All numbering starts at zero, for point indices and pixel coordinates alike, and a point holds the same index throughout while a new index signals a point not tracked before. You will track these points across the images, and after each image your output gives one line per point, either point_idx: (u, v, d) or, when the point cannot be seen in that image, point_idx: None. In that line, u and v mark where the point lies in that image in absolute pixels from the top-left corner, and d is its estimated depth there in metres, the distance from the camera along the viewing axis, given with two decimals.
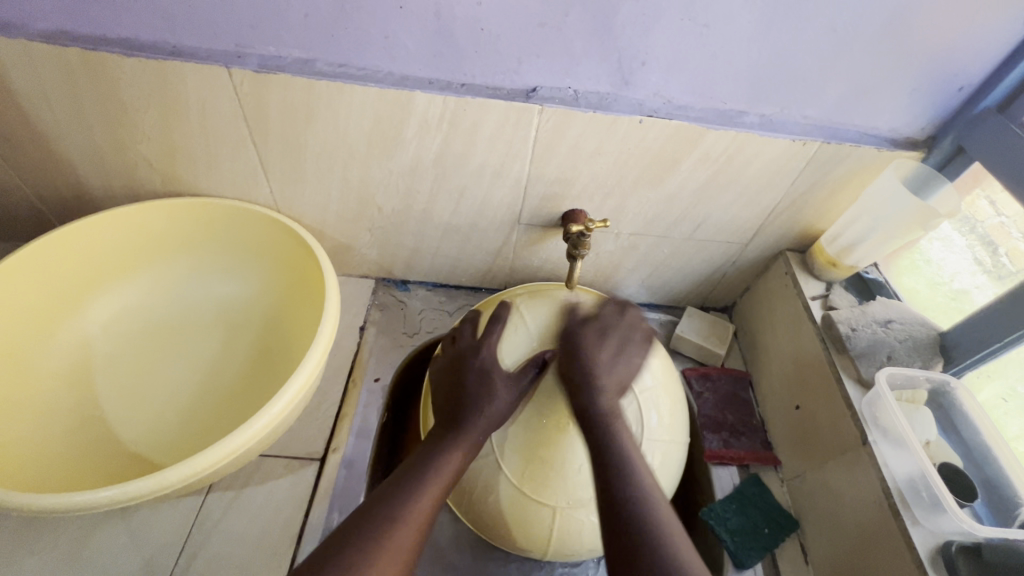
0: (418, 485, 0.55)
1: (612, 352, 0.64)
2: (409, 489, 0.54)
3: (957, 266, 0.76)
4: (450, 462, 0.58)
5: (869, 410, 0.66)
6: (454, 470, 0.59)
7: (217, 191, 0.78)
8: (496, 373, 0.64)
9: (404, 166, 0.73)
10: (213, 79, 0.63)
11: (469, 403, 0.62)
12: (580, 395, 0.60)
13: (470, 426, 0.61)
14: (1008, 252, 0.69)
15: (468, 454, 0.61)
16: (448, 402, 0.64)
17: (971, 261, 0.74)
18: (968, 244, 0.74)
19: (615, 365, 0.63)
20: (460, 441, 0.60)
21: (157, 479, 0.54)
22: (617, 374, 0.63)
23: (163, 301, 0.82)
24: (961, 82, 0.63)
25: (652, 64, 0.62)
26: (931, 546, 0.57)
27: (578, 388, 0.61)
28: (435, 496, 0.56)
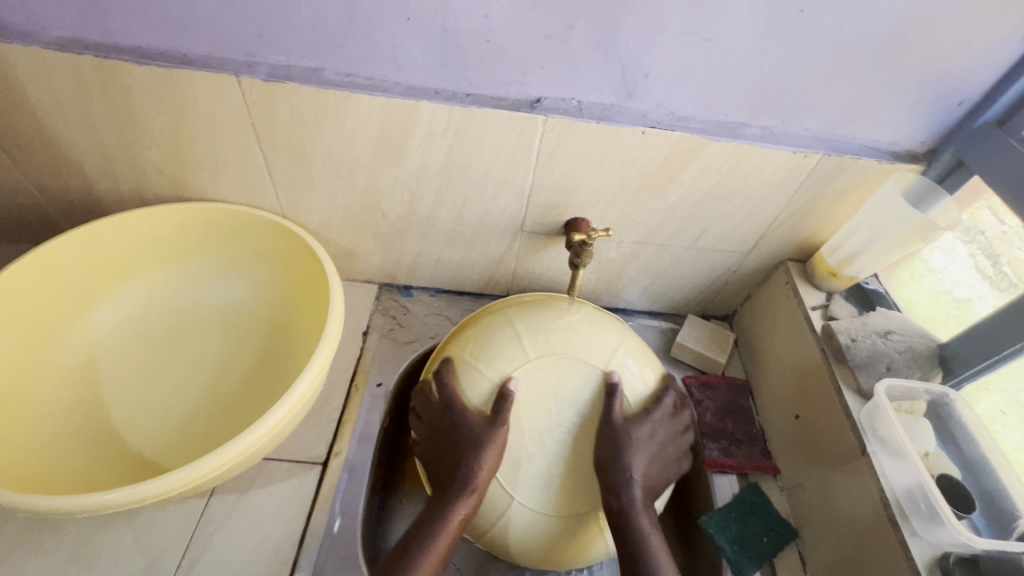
0: (418, 558, 0.60)
1: (649, 443, 0.66)
2: (410, 566, 0.59)
3: (958, 276, 0.76)
4: (449, 527, 0.61)
5: (869, 420, 0.67)
6: (455, 532, 0.62)
7: (224, 196, 0.79)
8: (468, 421, 0.64)
9: (409, 173, 0.74)
10: (222, 86, 0.64)
11: (455, 461, 0.63)
12: (614, 480, 0.63)
13: (462, 488, 0.62)
14: (1009, 262, 0.69)
15: (469, 511, 0.63)
16: (443, 451, 0.65)
17: (973, 270, 0.74)
18: (969, 253, 0.75)
19: (649, 458, 0.66)
20: (455, 503, 0.62)
21: (163, 481, 0.55)
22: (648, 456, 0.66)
23: (168, 305, 0.83)
24: (960, 96, 0.64)
25: (655, 76, 0.63)
26: (929, 557, 0.57)
27: (615, 481, 0.63)
28: (437, 559, 0.61)
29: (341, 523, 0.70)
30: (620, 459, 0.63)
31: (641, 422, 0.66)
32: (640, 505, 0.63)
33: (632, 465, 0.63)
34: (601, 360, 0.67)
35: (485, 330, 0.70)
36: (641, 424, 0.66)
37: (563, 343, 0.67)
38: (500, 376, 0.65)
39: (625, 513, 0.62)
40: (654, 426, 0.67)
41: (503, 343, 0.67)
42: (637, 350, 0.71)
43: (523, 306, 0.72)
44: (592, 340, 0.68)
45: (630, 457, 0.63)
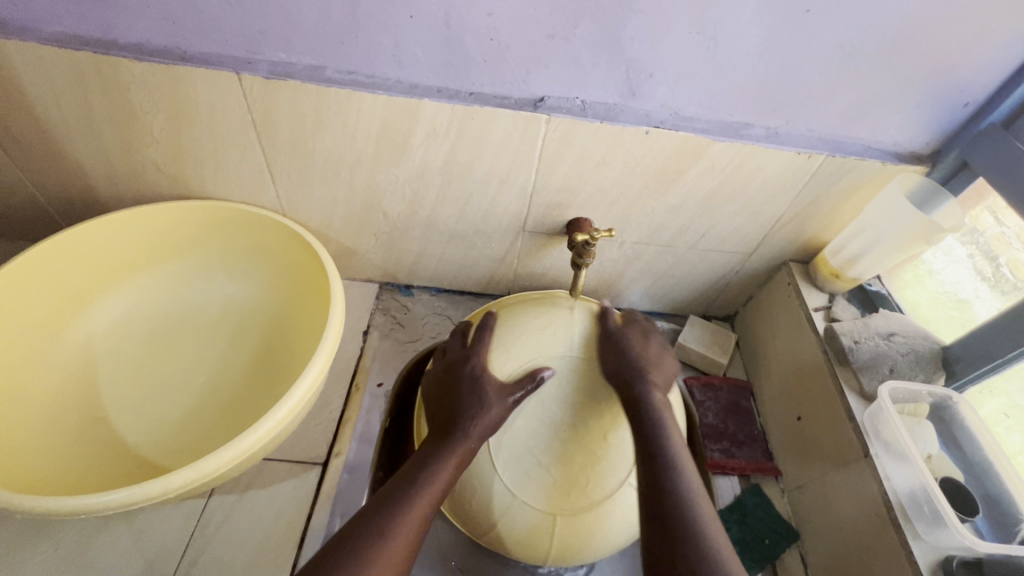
0: (409, 499, 0.57)
1: (654, 346, 0.69)
2: (400, 505, 0.56)
3: (958, 275, 0.77)
4: (441, 473, 0.59)
5: (872, 423, 0.66)
6: (447, 480, 0.59)
7: (224, 194, 0.78)
8: (487, 382, 0.65)
9: (410, 172, 0.73)
10: (223, 83, 0.64)
11: (460, 412, 0.63)
12: (626, 371, 0.65)
13: (461, 438, 0.61)
14: (1007, 262, 0.70)
15: (462, 463, 0.61)
16: (443, 406, 0.65)
17: (972, 270, 0.75)
18: (969, 254, 0.76)
19: (658, 361, 0.68)
20: (450, 452, 0.60)
21: (163, 482, 0.55)
22: (657, 369, 0.67)
23: (168, 303, 0.83)
24: (965, 98, 0.64)
25: (660, 76, 0.63)
26: (932, 561, 0.57)
27: (628, 378, 0.65)
28: (427, 505, 0.57)
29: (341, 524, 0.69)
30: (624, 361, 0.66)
31: (631, 330, 0.70)
32: (663, 406, 0.63)
33: (638, 362, 0.66)
34: None
35: (518, 315, 0.71)
36: (635, 334, 0.69)
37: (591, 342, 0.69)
38: (530, 362, 0.67)
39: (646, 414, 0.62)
40: (645, 329, 0.71)
41: (535, 330, 0.69)
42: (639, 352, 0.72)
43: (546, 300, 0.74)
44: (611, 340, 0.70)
45: (635, 365, 0.66)
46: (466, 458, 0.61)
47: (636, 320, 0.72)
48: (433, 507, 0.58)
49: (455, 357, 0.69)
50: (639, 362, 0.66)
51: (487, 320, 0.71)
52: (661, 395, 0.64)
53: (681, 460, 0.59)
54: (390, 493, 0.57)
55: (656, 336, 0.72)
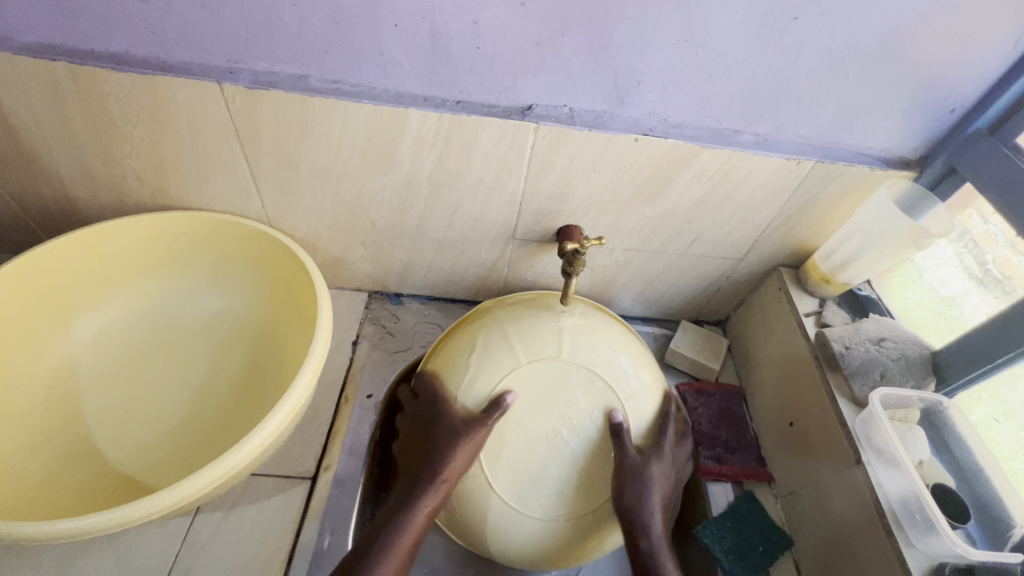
0: (381, 552, 0.59)
1: (663, 470, 0.65)
2: (373, 557, 0.59)
3: (945, 274, 0.76)
4: (410, 527, 0.61)
5: (863, 430, 0.66)
6: (423, 519, 0.62)
7: (208, 205, 0.77)
8: (452, 416, 0.64)
9: (398, 182, 0.72)
10: (204, 93, 0.62)
11: (431, 447, 0.62)
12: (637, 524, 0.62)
13: (429, 486, 0.61)
14: (994, 260, 0.69)
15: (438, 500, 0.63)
16: (416, 447, 0.65)
17: (961, 269, 0.74)
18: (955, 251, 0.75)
19: (667, 488, 0.65)
20: (421, 496, 0.61)
21: (146, 503, 0.54)
22: (667, 491, 0.65)
23: (153, 315, 0.81)
24: (952, 104, 0.64)
25: (649, 83, 0.62)
26: (925, 568, 0.57)
27: (638, 518, 0.62)
28: (402, 555, 0.60)
29: (330, 540, 0.68)
30: (642, 508, 0.62)
31: (655, 454, 0.65)
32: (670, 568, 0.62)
33: (651, 503, 0.62)
34: (594, 361, 0.66)
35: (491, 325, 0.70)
36: (661, 458, 0.65)
37: (556, 341, 0.66)
38: (500, 373, 0.65)
39: (651, 560, 0.62)
40: (665, 455, 0.66)
41: (504, 342, 0.67)
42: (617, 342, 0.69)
43: (529, 304, 0.73)
44: (584, 338, 0.67)
45: (653, 493, 0.63)
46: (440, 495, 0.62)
47: (666, 440, 0.67)
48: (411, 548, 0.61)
49: (426, 390, 0.68)
50: (651, 500, 0.62)
51: (443, 352, 0.71)
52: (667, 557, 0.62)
53: None
54: (369, 539, 0.60)
55: (677, 453, 0.70)
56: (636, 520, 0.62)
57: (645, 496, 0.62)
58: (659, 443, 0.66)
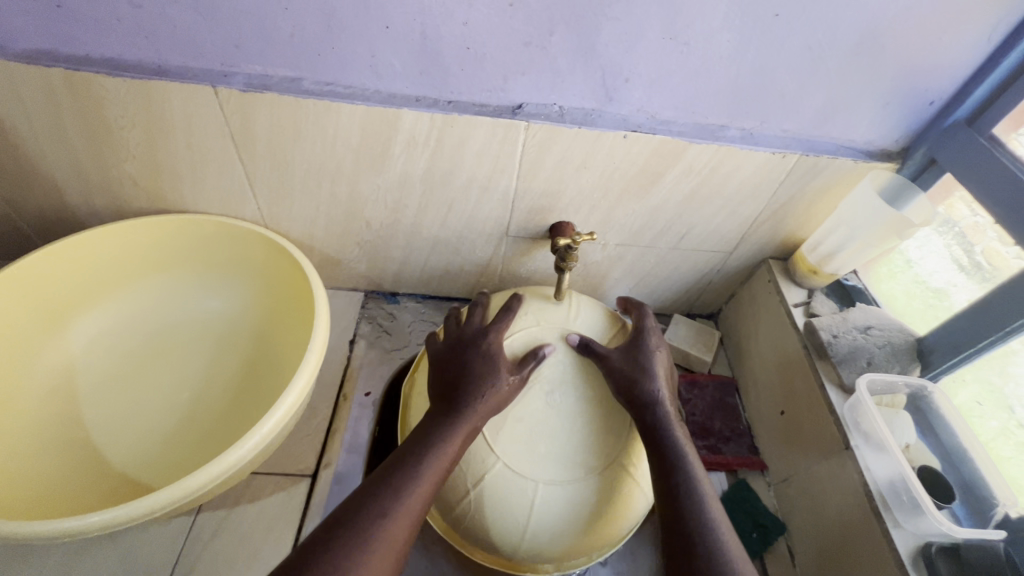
0: (413, 474, 0.56)
1: (654, 356, 0.69)
2: (405, 478, 0.56)
3: (935, 265, 0.77)
4: (445, 450, 0.58)
5: (851, 414, 0.68)
6: (451, 456, 0.59)
7: (204, 207, 0.78)
8: (478, 355, 0.65)
9: (392, 181, 0.74)
10: (198, 97, 0.63)
11: (469, 384, 0.62)
12: (640, 398, 0.64)
13: (465, 412, 0.60)
14: (984, 251, 0.69)
15: (465, 440, 0.60)
16: (440, 380, 0.65)
17: (950, 259, 0.75)
18: (947, 244, 0.76)
19: (667, 368, 0.69)
20: (455, 421, 0.60)
21: (149, 500, 0.55)
22: (663, 376, 0.69)
23: (150, 318, 0.82)
24: (931, 96, 0.66)
25: (636, 80, 0.64)
26: (912, 547, 0.59)
27: (644, 391, 0.64)
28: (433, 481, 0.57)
29: None
30: (641, 382, 0.65)
31: (640, 343, 0.70)
32: (682, 439, 0.62)
33: (653, 373, 0.66)
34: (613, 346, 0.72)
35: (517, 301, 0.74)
36: (645, 345, 0.69)
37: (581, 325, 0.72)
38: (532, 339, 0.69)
39: (662, 424, 0.63)
40: (654, 343, 0.71)
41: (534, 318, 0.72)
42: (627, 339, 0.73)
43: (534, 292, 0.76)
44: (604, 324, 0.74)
45: (651, 369, 0.67)
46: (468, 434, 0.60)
47: (652, 337, 0.72)
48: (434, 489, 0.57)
49: (454, 333, 0.70)
50: (651, 374, 0.66)
51: (474, 315, 0.71)
52: (678, 429, 0.63)
53: (693, 462, 0.61)
54: (387, 473, 0.56)
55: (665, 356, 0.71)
56: (640, 394, 0.64)
57: (641, 372, 0.66)
58: (640, 337, 0.71)
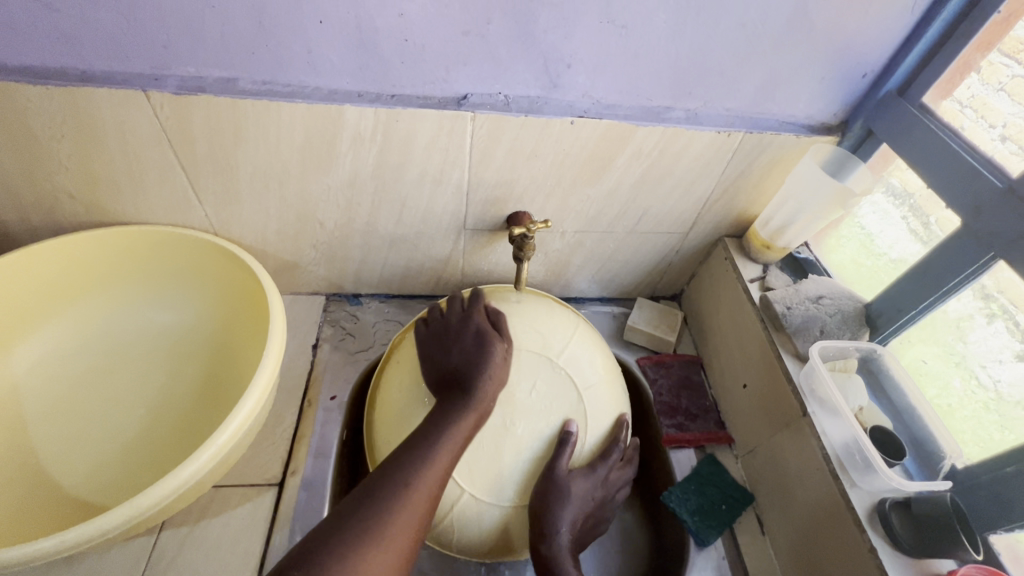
0: (417, 472, 0.54)
1: (586, 488, 0.67)
2: (409, 474, 0.54)
3: (895, 237, 0.76)
4: (449, 447, 0.57)
5: (807, 382, 0.70)
6: (458, 449, 0.58)
7: (148, 217, 0.75)
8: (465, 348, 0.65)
9: (342, 180, 0.72)
10: (130, 102, 0.61)
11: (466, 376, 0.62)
12: (543, 526, 0.64)
13: (467, 410, 0.59)
14: (936, 220, 0.69)
15: (473, 428, 0.60)
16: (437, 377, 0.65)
17: (907, 231, 0.74)
18: (903, 215, 0.75)
19: (588, 503, 0.67)
20: (459, 417, 0.59)
21: (101, 522, 0.53)
22: (586, 504, 0.68)
23: (99, 335, 0.79)
24: (864, 69, 0.68)
25: (578, 66, 0.64)
26: (868, 504, 0.61)
27: (546, 527, 0.64)
28: (436, 481, 0.56)
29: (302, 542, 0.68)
30: (553, 513, 0.64)
31: (582, 474, 0.67)
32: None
33: (562, 516, 0.64)
34: (584, 382, 0.70)
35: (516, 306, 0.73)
36: (585, 478, 0.67)
37: (560, 345, 0.70)
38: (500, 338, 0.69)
39: (554, 561, 0.64)
40: (597, 475, 0.68)
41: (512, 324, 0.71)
42: (606, 397, 0.71)
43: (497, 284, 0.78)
44: (581, 360, 0.71)
45: (565, 509, 0.65)
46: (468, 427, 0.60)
47: (609, 460, 0.69)
48: (440, 479, 0.56)
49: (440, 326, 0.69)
50: (562, 512, 0.64)
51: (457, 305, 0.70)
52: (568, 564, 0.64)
53: None
54: (395, 464, 0.55)
55: (617, 477, 0.72)
56: (547, 524, 0.64)
57: (558, 506, 0.64)
58: (594, 466, 0.68)
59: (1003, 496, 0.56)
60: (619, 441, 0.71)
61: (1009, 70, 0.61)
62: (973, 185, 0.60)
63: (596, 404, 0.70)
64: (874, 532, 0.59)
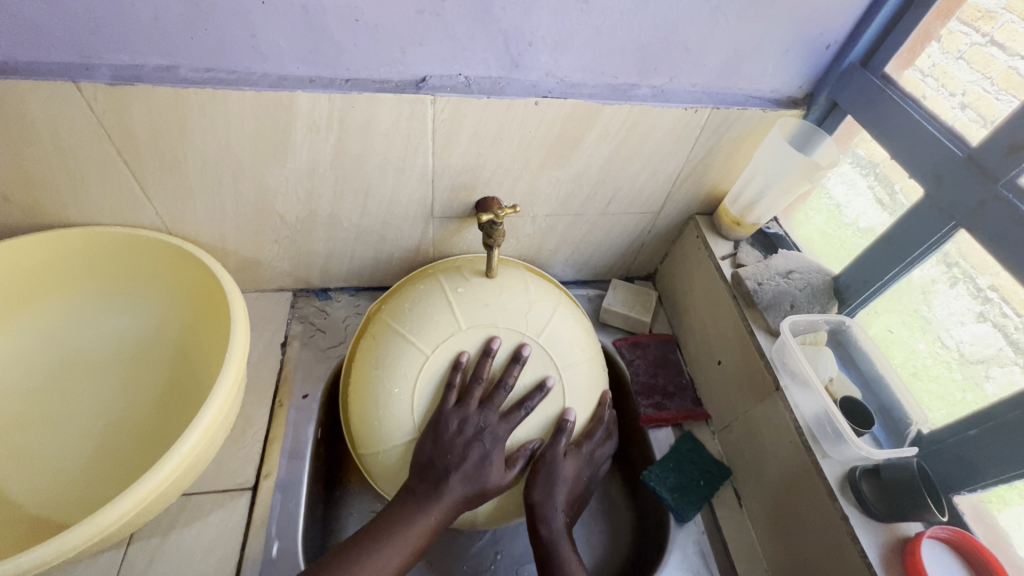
0: (386, 538, 0.60)
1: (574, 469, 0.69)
2: (381, 541, 0.60)
3: (861, 208, 0.77)
4: (421, 521, 0.61)
5: (779, 356, 0.71)
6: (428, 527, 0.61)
7: (94, 218, 0.71)
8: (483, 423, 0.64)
9: (300, 170, 0.69)
10: (60, 96, 0.56)
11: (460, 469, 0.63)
12: (539, 509, 0.66)
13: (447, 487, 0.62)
14: (901, 189, 0.69)
15: (445, 517, 0.62)
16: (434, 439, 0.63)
17: (872, 201, 0.75)
18: (869, 185, 0.76)
19: (580, 481, 0.70)
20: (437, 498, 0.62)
21: (58, 542, 0.50)
22: (579, 482, 0.70)
23: (49, 345, 0.74)
24: (827, 41, 0.68)
25: (539, 43, 0.62)
26: (840, 474, 0.63)
27: (543, 509, 0.66)
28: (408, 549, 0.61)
29: (280, 545, 0.67)
30: (550, 495, 0.66)
31: (570, 454, 0.69)
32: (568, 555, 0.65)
33: (558, 497, 0.67)
34: (562, 360, 0.69)
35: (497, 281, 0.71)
36: (575, 457, 0.69)
37: (539, 325, 0.69)
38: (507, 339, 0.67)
39: (554, 542, 0.65)
40: (587, 451, 0.70)
41: (488, 301, 0.69)
42: (584, 376, 0.70)
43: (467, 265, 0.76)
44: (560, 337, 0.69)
45: (561, 490, 0.67)
46: (448, 512, 0.63)
47: (589, 443, 0.70)
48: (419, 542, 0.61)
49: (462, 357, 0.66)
50: (559, 494, 0.67)
51: (512, 376, 0.65)
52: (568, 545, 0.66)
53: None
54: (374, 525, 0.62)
55: (603, 453, 0.74)
56: (545, 506, 0.66)
57: (554, 487, 0.66)
58: (584, 445, 0.70)
59: (965, 458, 0.58)
60: (602, 421, 0.72)
61: (967, 38, 0.62)
62: (934, 153, 0.60)
63: (573, 383, 0.69)
64: (845, 500, 0.61)
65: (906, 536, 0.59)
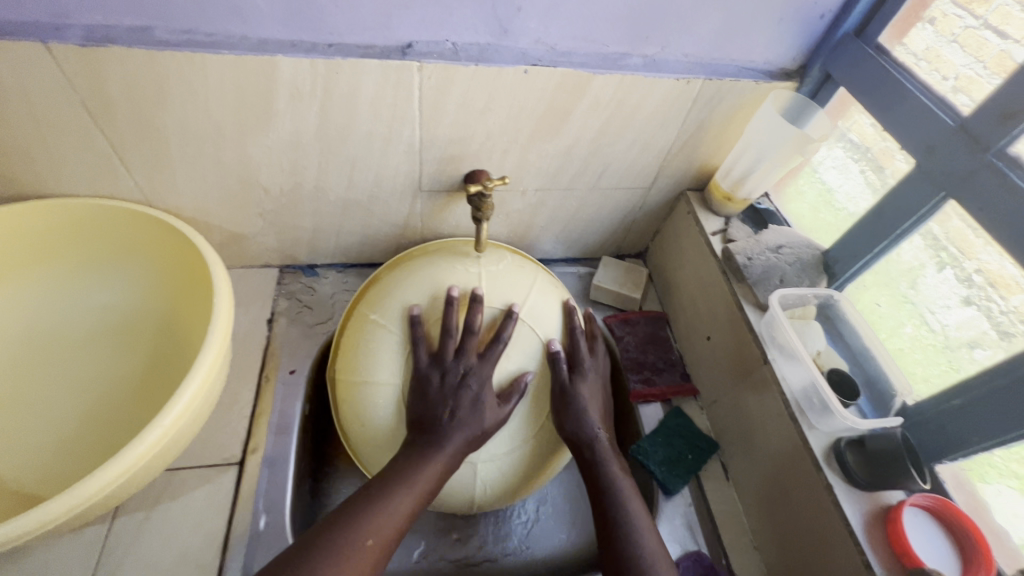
0: (391, 490, 0.56)
1: (592, 393, 0.68)
2: (388, 491, 0.56)
3: (852, 190, 0.76)
4: (425, 472, 0.58)
5: (768, 330, 0.71)
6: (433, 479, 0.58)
7: (71, 190, 0.69)
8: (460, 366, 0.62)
9: (284, 141, 0.67)
10: (29, 58, 0.54)
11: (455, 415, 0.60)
12: (573, 436, 0.66)
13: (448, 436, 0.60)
14: (891, 171, 0.70)
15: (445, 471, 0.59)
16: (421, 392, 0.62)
17: (862, 184, 0.75)
18: (859, 169, 0.75)
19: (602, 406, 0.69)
20: (440, 445, 0.59)
21: (37, 514, 0.49)
22: (601, 407, 0.69)
23: (27, 320, 0.73)
24: (821, 10, 0.66)
25: (528, 9, 0.60)
26: (825, 445, 0.63)
27: (577, 434, 0.65)
28: (417, 499, 0.57)
29: (268, 519, 0.67)
30: (577, 418, 0.66)
31: (580, 379, 0.68)
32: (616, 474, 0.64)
33: (587, 419, 0.66)
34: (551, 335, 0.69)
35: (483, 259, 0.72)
36: (582, 378, 0.68)
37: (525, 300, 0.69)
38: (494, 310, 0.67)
39: (598, 462, 0.65)
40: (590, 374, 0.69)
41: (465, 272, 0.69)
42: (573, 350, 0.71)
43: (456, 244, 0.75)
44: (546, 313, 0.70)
45: (587, 411, 0.66)
46: (451, 461, 0.60)
47: (583, 360, 0.69)
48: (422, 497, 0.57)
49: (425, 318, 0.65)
50: (587, 416, 0.66)
51: (474, 318, 0.64)
52: (614, 465, 0.65)
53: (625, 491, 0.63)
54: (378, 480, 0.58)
55: (598, 361, 0.72)
56: (578, 432, 0.65)
57: (578, 411, 0.66)
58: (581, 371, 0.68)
59: (948, 427, 0.58)
60: (577, 356, 0.69)
61: (961, 21, 0.61)
62: (926, 124, 0.60)
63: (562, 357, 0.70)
64: (829, 470, 0.61)
65: (887, 505, 0.60)
